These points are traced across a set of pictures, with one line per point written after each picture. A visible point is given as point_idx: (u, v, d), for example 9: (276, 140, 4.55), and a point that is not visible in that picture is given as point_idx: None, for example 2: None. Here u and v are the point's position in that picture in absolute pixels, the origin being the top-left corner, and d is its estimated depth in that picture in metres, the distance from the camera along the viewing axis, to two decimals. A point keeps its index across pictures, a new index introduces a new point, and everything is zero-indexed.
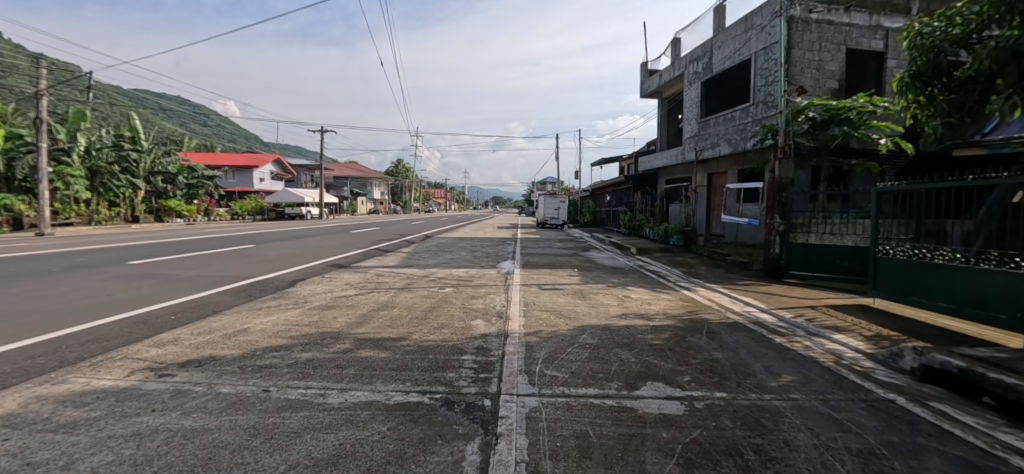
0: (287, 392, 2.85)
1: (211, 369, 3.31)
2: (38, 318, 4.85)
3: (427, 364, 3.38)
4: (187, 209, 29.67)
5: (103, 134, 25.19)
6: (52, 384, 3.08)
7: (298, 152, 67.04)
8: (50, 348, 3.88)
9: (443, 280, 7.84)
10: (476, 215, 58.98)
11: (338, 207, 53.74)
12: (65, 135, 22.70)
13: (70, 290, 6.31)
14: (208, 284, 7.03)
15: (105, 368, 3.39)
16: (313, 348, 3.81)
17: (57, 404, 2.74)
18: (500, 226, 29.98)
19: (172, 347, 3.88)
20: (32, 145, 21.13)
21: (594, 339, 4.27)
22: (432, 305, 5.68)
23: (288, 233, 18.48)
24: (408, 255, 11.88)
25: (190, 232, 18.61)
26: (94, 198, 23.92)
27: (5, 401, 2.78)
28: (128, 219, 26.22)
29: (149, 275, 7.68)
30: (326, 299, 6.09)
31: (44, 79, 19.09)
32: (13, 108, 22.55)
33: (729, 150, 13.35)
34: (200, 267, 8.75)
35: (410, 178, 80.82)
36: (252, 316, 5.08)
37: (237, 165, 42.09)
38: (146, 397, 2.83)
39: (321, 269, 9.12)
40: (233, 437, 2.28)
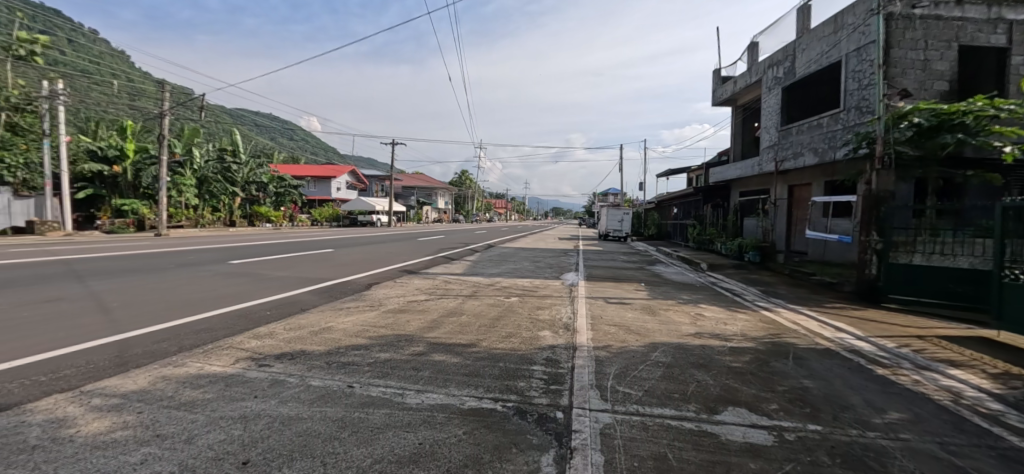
0: (369, 390, 3.03)
1: (302, 363, 3.61)
2: (163, 308, 5.60)
3: (498, 372, 3.43)
4: (275, 215, 32.61)
5: (209, 148, 28.59)
6: (174, 366, 3.51)
7: (371, 163, 71.32)
8: (171, 334, 4.44)
9: (508, 289, 7.93)
10: (537, 226, 59.22)
11: (405, 215, 56.33)
12: (181, 149, 26.12)
13: (185, 285, 7.20)
14: (295, 284, 7.68)
15: (216, 355, 3.81)
16: (389, 349, 4.02)
17: (178, 385, 3.12)
18: (562, 237, 29.79)
19: (269, 340, 4.28)
20: (155, 158, 24.49)
21: (667, 358, 4.08)
22: (499, 314, 5.75)
23: (362, 240, 19.75)
24: (472, 264, 12.16)
25: (278, 236, 20.52)
26: (200, 204, 27.23)
27: (139, 379, 3.22)
28: (226, 223, 29.41)
29: (246, 275, 8.54)
30: (399, 303, 6.37)
31: (167, 101, 22.11)
32: (140, 127, 26.37)
33: (814, 160, 12.31)
34: (287, 269, 9.57)
35: (473, 188, 83.09)
36: (334, 315, 5.47)
37: (318, 175, 45.78)
38: (249, 384, 3.14)
39: (393, 274, 9.63)
40: (324, 428, 2.46)
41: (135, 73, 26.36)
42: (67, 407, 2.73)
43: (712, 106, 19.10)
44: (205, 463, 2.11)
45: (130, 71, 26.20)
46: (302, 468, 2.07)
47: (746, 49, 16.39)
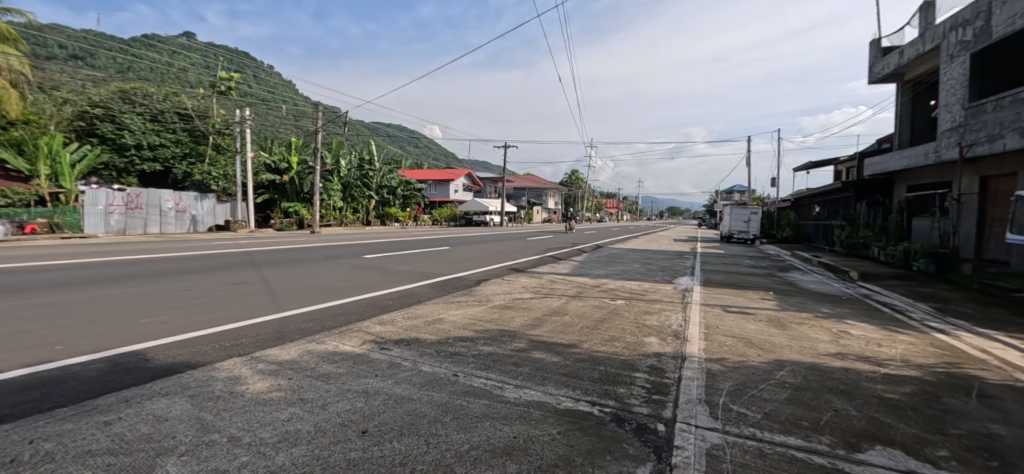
0: (471, 380, 3.20)
1: (416, 349, 3.95)
2: (311, 294, 6.60)
3: (598, 375, 3.35)
4: (402, 215, 36.24)
5: (351, 158, 32.82)
6: (316, 342, 4.12)
7: (485, 166, 74.79)
8: (316, 316, 5.23)
9: (615, 291, 7.70)
10: (651, 227, 56.33)
11: (516, 216, 58.10)
12: (331, 159, 30.47)
13: (329, 275, 8.44)
14: (415, 278, 8.46)
15: (348, 336, 4.37)
16: (493, 343, 4.19)
17: (318, 358, 3.66)
18: (677, 238, 27.97)
19: (391, 326, 4.79)
20: (311, 168, 28.96)
21: (797, 379, 3.56)
22: (603, 316, 5.61)
23: (476, 238, 20.98)
24: (579, 264, 12.06)
25: (404, 234, 22.76)
26: (344, 206, 31.52)
27: (290, 351, 3.86)
28: (364, 222, 33.58)
29: (376, 267, 9.67)
30: (505, 300, 6.60)
31: (321, 119, 25.74)
32: (301, 142, 31.37)
33: (1019, 143, 9.67)
34: (410, 263, 10.60)
35: (583, 188, 82.25)
36: (446, 307, 5.88)
37: (438, 179, 49.56)
38: (372, 363, 3.54)
39: (501, 271, 10.04)
40: (429, 410, 2.66)
41: (297, 97, 31.48)
42: (241, 369, 3.39)
43: (869, 84, 16.15)
44: (333, 428, 2.44)
45: (294, 95, 31.34)
46: (409, 444, 2.27)
47: (918, 11, 13.51)
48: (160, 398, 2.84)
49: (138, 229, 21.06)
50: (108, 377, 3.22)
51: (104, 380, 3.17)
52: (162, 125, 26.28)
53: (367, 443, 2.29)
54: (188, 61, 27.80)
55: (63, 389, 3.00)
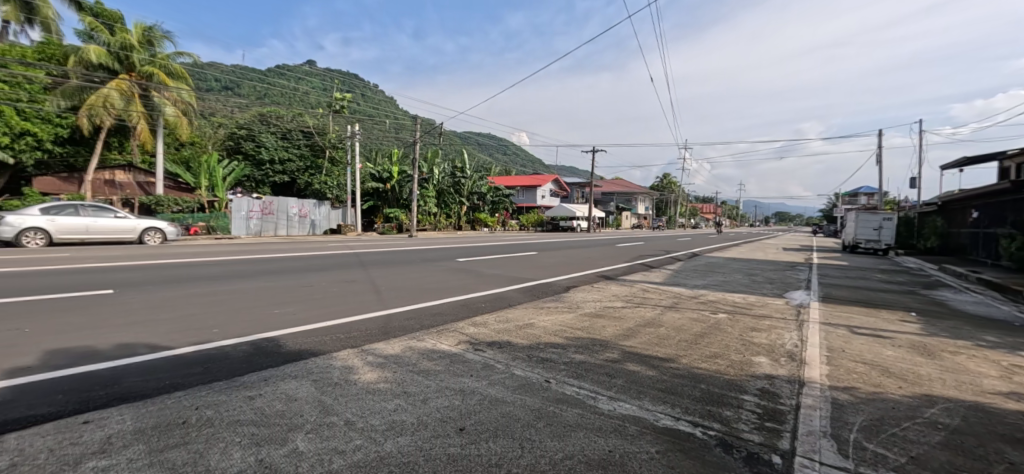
0: (563, 387, 3.18)
1: (508, 352, 4.04)
2: (411, 294, 7.08)
3: (699, 394, 3.13)
4: (491, 220, 37.41)
5: (445, 166, 34.68)
6: (416, 339, 4.41)
7: (572, 171, 74.33)
8: (416, 315, 5.60)
9: (715, 304, 7.13)
10: (755, 234, 51.43)
11: (604, 221, 56.82)
12: (427, 168, 32.55)
13: (426, 276, 9.01)
14: (505, 282, 8.68)
15: (445, 335, 4.62)
16: (584, 352, 4.12)
17: (419, 354, 3.91)
18: (788, 247, 25.16)
19: (483, 328, 4.95)
20: (409, 176, 31.23)
21: (954, 420, 2.97)
22: (703, 330, 5.22)
23: (563, 244, 20.96)
24: (674, 273, 11.40)
25: (492, 239, 23.52)
26: (438, 211, 33.45)
27: (395, 345, 4.18)
28: (456, 227, 35.33)
29: (468, 270, 10.12)
30: (596, 308, 6.46)
31: (419, 131, 27.57)
32: (401, 153, 33.96)
33: None
34: (499, 267, 10.92)
35: (677, 192, 77.82)
36: (537, 313, 5.93)
37: (526, 185, 50.31)
38: (467, 363, 3.69)
39: (590, 278, 9.88)
40: (523, 415, 2.69)
41: (399, 112, 34.22)
42: (354, 359, 3.75)
43: None
44: (434, 422, 2.58)
45: (396, 110, 34.08)
46: (504, 445, 2.32)
47: None
48: (290, 380, 3.25)
49: (271, 231, 24.48)
50: (252, 358, 3.77)
51: (249, 360, 3.72)
52: (290, 142, 30.29)
53: (464, 440, 2.38)
54: (310, 85, 31.69)
55: (219, 366, 3.58)
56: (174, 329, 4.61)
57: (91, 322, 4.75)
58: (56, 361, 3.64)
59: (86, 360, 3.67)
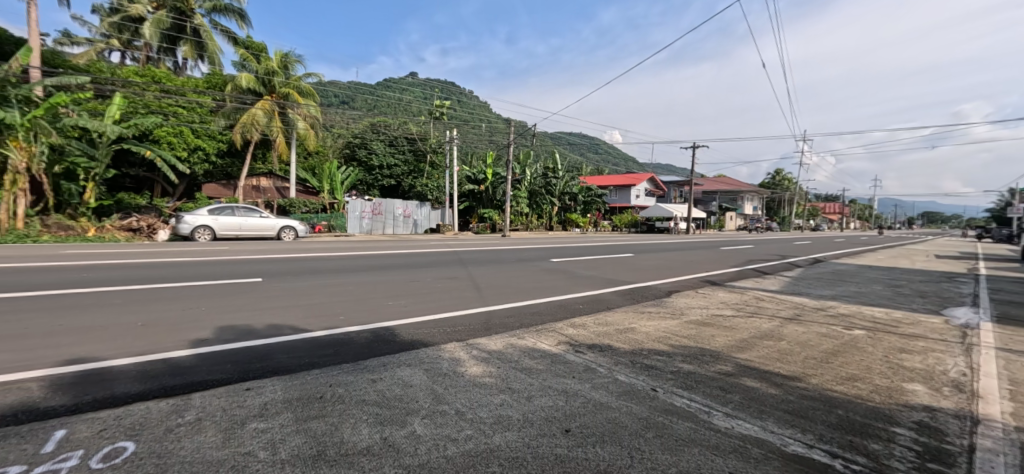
0: (672, 398, 3.01)
1: (610, 356, 3.95)
2: (509, 292, 7.27)
3: (835, 421, 2.75)
4: (583, 221, 36.86)
5: (537, 167, 35.01)
6: (517, 337, 4.51)
7: (669, 169, 70.38)
8: (516, 313, 5.73)
9: (849, 318, 6.22)
10: (895, 238, 43.92)
11: (704, 222, 52.90)
12: (519, 169, 33.19)
13: (522, 276, 9.17)
14: (602, 284, 8.49)
15: (544, 334, 4.66)
16: (693, 362, 3.87)
17: (521, 352, 4.00)
18: (942, 255, 21.05)
19: (583, 330, 4.90)
20: (502, 178, 32.12)
21: None
22: (836, 348, 4.58)
23: (661, 246, 19.91)
24: (792, 281, 10.19)
25: (584, 240, 23.19)
26: (530, 211, 33.92)
27: (497, 342, 4.31)
28: (547, 227, 35.53)
29: (563, 271, 10.07)
30: (702, 315, 6.02)
31: (512, 133, 28.18)
32: (495, 155, 35.03)
33: None
34: (595, 269, 10.71)
35: (793, 190, 69.54)
36: (637, 317, 5.70)
37: (619, 184, 48.74)
38: (568, 364, 3.67)
39: (694, 283, 9.26)
40: (631, 423, 2.61)
41: (493, 116, 35.36)
42: (460, 352, 3.95)
43: None
44: (540, 421, 2.62)
45: (490, 114, 35.23)
46: (612, 452, 2.27)
47: None
48: (405, 368, 3.52)
49: (380, 230, 26.90)
50: (373, 344, 4.17)
51: (370, 347, 4.11)
52: (396, 148, 32.93)
53: (571, 442, 2.38)
54: (413, 95, 34.14)
55: (346, 350, 4.02)
56: (309, 315, 5.28)
57: (247, 305, 5.64)
58: (223, 335, 4.38)
59: (244, 337, 4.37)
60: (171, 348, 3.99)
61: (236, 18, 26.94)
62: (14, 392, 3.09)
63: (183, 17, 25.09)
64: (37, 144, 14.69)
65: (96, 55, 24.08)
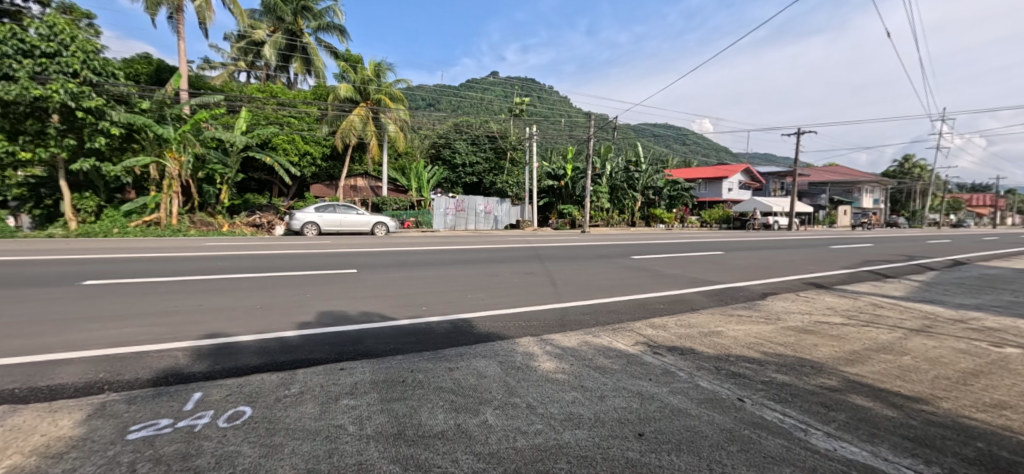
0: (762, 410, 2.77)
1: (692, 360, 3.72)
2: (586, 289, 7.16)
3: (973, 455, 2.33)
4: (668, 216, 34.98)
5: (619, 161, 33.93)
6: (592, 335, 4.44)
7: (768, 159, 63.97)
8: (593, 310, 5.63)
9: (999, 333, 5.19)
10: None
11: (811, 217, 47.42)
12: (600, 164, 32.65)
13: (600, 273, 8.97)
14: (687, 283, 8.02)
15: (621, 333, 4.53)
16: (790, 372, 3.51)
17: (596, 350, 3.93)
18: None
19: (663, 331, 4.67)
20: (582, 173, 31.59)
21: None
22: (977, 367, 3.86)
23: (757, 243, 18.21)
24: (923, 286, 8.75)
25: (668, 236, 22.03)
26: (611, 207, 33.05)
27: (571, 338, 4.29)
28: (629, 223, 34.31)
29: (644, 269, 9.67)
30: (803, 321, 5.42)
31: (592, 127, 27.55)
32: (575, 150, 34.58)
33: None
34: (680, 268, 10.14)
35: (927, 179, 59.48)
36: (725, 320, 5.30)
37: (709, 177, 45.45)
38: (645, 366, 3.54)
39: (795, 286, 8.35)
40: (713, 433, 2.44)
41: (572, 111, 34.93)
42: (535, 347, 3.99)
43: None
44: (612, 421, 2.56)
45: (570, 109, 34.81)
46: (689, 462, 2.15)
47: None
48: (479, 359, 3.64)
49: (462, 226, 28.03)
50: (452, 335, 4.38)
51: (449, 337, 4.31)
52: (478, 147, 33.96)
53: (644, 447, 2.29)
54: (494, 94, 34.88)
55: (428, 338, 4.26)
56: (396, 304, 5.68)
57: (344, 294, 6.23)
58: (324, 319, 4.90)
59: (340, 322, 4.83)
60: (282, 329, 4.55)
61: (337, 34, 29.60)
62: (166, 358, 3.74)
63: (293, 37, 28.13)
64: (186, 154, 17.51)
65: (228, 76, 27.97)
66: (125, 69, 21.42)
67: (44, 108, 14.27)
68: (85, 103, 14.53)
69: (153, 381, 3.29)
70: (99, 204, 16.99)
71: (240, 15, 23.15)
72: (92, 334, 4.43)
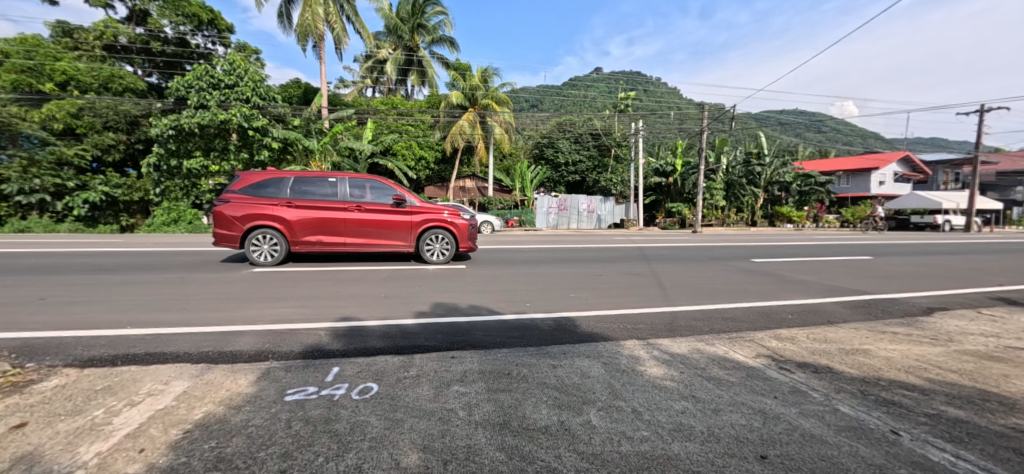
0: (925, 448, 2.31)
1: (829, 380, 3.25)
2: (698, 292, 6.68)
3: None
4: (798, 215, 30.71)
5: (737, 154, 30.91)
6: (705, 343, 4.12)
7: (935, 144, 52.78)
8: (706, 316, 5.24)
9: None
10: None
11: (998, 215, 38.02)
12: (714, 158, 30.32)
13: (715, 275, 8.29)
14: (823, 291, 7.01)
15: (740, 343, 4.13)
16: (965, 407, 2.87)
17: (709, 359, 3.65)
18: None
19: (792, 344, 4.15)
20: (694, 168, 29.33)
21: None
22: None
23: (920, 247, 15.13)
24: None
25: (797, 237, 19.46)
26: (727, 205, 30.31)
27: (682, 344, 4.04)
28: (748, 222, 31.00)
29: (768, 273, 8.69)
30: (986, 345, 4.38)
31: (706, 118, 25.42)
32: (686, 144, 32.32)
33: None
34: (813, 273, 8.90)
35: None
36: (874, 337, 4.52)
37: (852, 169, 39.01)
38: (770, 382, 3.18)
39: (974, 300, 6.78)
40: (856, 468, 2.11)
41: (682, 102, 32.75)
42: (640, 351, 3.83)
43: None
44: (728, 438, 2.35)
45: (680, 101, 32.63)
46: None
47: None
48: (582, 359, 3.61)
49: (565, 225, 28.10)
50: (556, 332, 4.42)
51: (552, 334, 4.35)
52: (581, 145, 33.74)
53: (767, 471, 2.08)
54: (598, 91, 34.16)
55: (532, 334, 4.36)
56: (503, 299, 5.91)
57: (455, 287, 6.66)
58: (437, 310, 5.29)
59: (451, 313, 5.18)
60: (403, 316, 5.03)
61: (448, 45, 31.63)
62: (312, 336, 4.39)
63: (411, 52, 30.78)
64: (326, 163, 20.17)
65: (358, 92, 31.64)
66: (283, 94, 25.53)
67: (227, 129, 17.67)
68: (255, 123, 17.64)
69: (303, 354, 3.89)
70: None
71: (368, 37, 25.98)
72: (261, 312, 5.38)
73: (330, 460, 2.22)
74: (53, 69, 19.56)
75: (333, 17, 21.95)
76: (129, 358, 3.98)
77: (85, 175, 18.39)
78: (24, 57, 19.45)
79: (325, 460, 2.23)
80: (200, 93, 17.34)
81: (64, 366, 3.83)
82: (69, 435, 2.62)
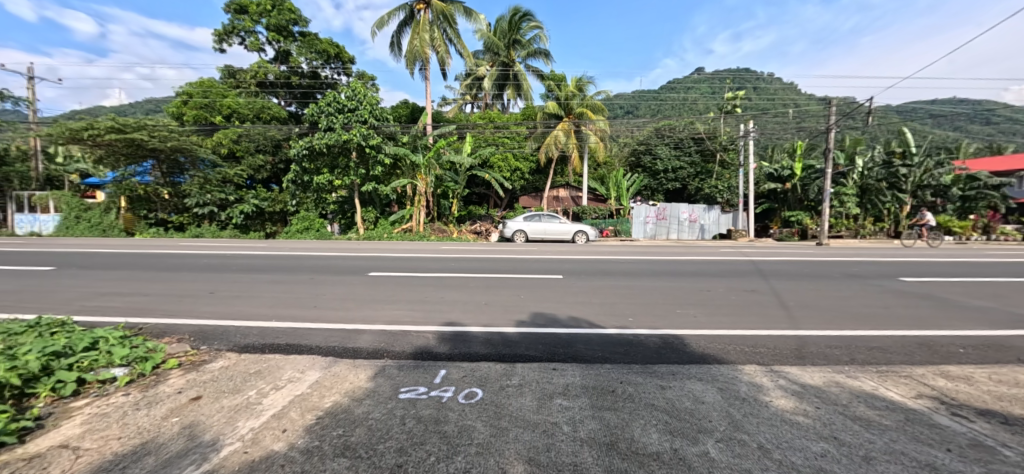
0: None
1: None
2: (831, 315, 5.82)
3: None
4: (962, 225, 24.71)
5: (875, 154, 26.49)
6: (846, 375, 3.55)
7: None
8: (844, 343, 4.52)
9: None
10: None
11: None
12: (845, 160, 27.11)
13: (852, 296, 7.16)
14: (1008, 321, 5.64)
15: (892, 379, 3.48)
16: None
17: (853, 395, 3.13)
18: None
19: (967, 385, 3.39)
20: (818, 172, 25.65)
21: None
22: None
23: None
24: None
25: (960, 252, 16.01)
26: (861, 213, 26.34)
27: (814, 375, 3.54)
28: (891, 234, 26.02)
29: (925, 296, 7.25)
30: None
31: (834, 114, 22.29)
32: (806, 145, 28.68)
33: None
34: (991, 298, 7.22)
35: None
36: None
37: None
38: (939, 431, 2.61)
39: None
40: None
41: (802, 99, 29.27)
42: (763, 379, 3.43)
43: None
44: None
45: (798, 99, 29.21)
46: None
47: None
48: (693, 382, 3.33)
49: (664, 234, 26.72)
50: (662, 351, 4.15)
51: (658, 353, 4.09)
52: (682, 151, 31.94)
53: None
54: (700, 92, 31.96)
55: (637, 351, 4.14)
56: (604, 312, 5.73)
57: (554, 297, 6.64)
58: (538, 321, 5.29)
59: (551, 324, 5.15)
60: (504, 325, 5.12)
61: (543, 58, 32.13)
62: (422, 338, 4.68)
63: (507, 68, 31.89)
64: (430, 176, 21.61)
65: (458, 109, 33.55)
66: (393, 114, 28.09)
67: (349, 148, 19.98)
68: (370, 141, 19.62)
69: (414, 355, 4.15)
70: (375, 216, 22.57)
71: (467, 57, 27.43)
72: (378, 313, 5.90)
73: (440, 461, 2.31)
74: (221, 104, 23.83)
75: (437, 41, 23.61)
76: (274, 348, 4.60)
77: (241, 190, 21.92)
78: (203, 95, 23.92)
79: (435, 460, 2.32)
80: (328, 117, 19.75)
81: (226, 351, 4.55)
82: (230, 410, 3.08)
